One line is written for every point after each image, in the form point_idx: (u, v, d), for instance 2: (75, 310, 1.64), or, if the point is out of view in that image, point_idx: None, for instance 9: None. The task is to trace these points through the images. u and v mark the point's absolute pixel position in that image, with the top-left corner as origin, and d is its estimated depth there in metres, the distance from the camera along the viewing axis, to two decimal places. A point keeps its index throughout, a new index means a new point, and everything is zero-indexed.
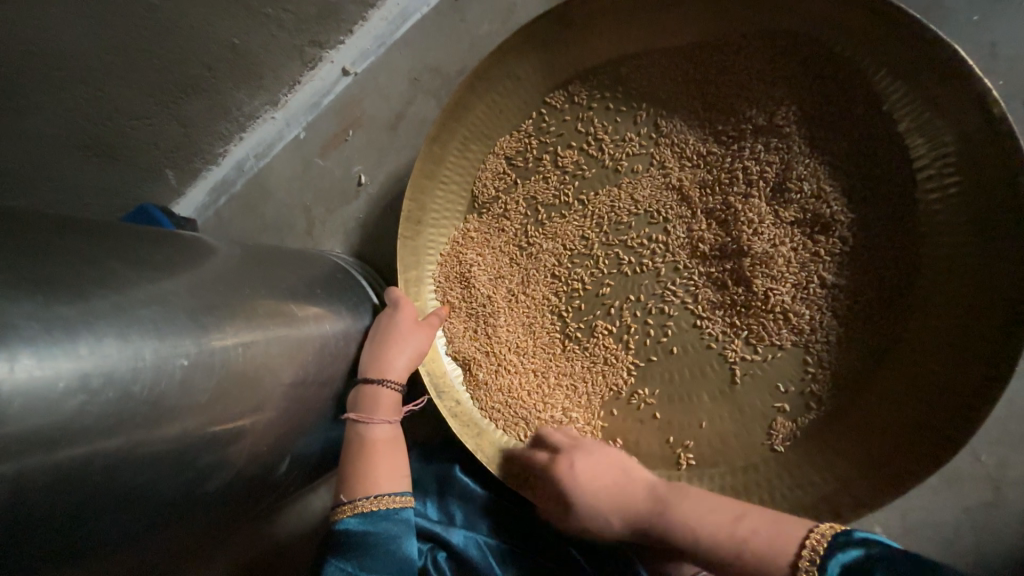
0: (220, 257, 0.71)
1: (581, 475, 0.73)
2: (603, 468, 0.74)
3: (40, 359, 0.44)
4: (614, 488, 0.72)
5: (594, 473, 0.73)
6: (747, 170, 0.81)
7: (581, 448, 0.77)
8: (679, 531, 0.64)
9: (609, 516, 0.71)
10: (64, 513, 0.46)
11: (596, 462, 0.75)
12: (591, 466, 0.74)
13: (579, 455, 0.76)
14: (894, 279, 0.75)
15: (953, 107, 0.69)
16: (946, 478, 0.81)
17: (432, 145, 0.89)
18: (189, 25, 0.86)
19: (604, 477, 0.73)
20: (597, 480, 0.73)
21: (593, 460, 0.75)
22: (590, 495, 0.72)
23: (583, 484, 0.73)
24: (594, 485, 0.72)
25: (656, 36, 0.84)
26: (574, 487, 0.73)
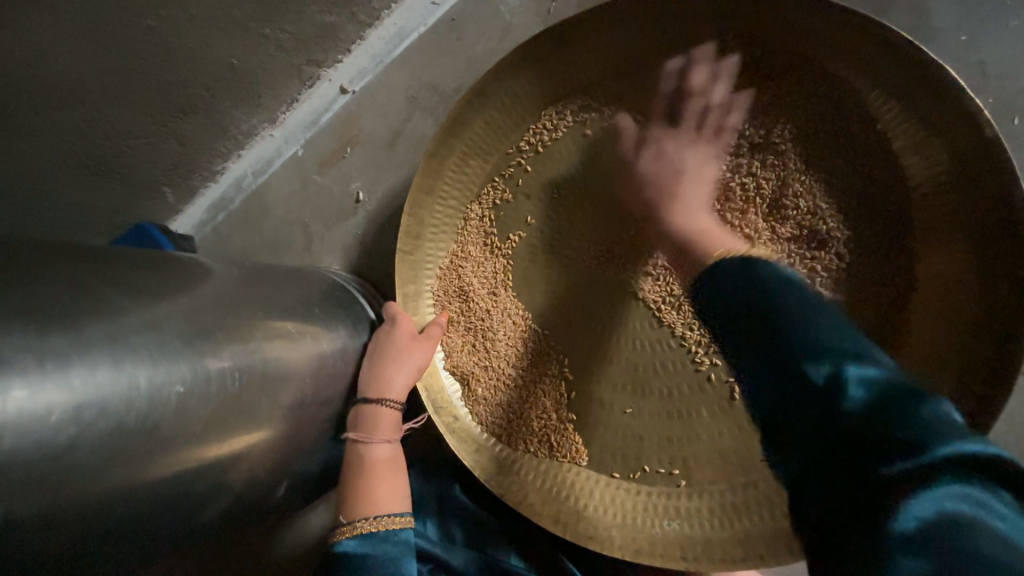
0: (217, 277, 0.71)
1: (641, 168, 0.85)
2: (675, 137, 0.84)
3: (31, 391, 0.43)
4: (676, 170, 0.83)
5: (653, 157, 0.84)
6: (743, 186, 0.81)
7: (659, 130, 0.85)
8: (675, 217, 0.83)
9: (634, 192, 0.86)
10: (56, 548, 0.45)
11: (660, 162, 0.84)
12: (650, 157, 0.85)
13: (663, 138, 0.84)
14: (893, 295, 0.75)
15: (947, 126, 0.71)
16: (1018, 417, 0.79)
17: (430, 160, 0.89)
18: (190, 46, 0.87)
19: (658, 161, 0.84)
20: (659, 175, 0.84)
21: (656, 160, 0.84)
22: (643, 168, 0.85)
23: (640, 164, 0.85)
24: (654, 174, 0.84)
25: (653, 56, 0.85)
26: (641, 166, 0.85)
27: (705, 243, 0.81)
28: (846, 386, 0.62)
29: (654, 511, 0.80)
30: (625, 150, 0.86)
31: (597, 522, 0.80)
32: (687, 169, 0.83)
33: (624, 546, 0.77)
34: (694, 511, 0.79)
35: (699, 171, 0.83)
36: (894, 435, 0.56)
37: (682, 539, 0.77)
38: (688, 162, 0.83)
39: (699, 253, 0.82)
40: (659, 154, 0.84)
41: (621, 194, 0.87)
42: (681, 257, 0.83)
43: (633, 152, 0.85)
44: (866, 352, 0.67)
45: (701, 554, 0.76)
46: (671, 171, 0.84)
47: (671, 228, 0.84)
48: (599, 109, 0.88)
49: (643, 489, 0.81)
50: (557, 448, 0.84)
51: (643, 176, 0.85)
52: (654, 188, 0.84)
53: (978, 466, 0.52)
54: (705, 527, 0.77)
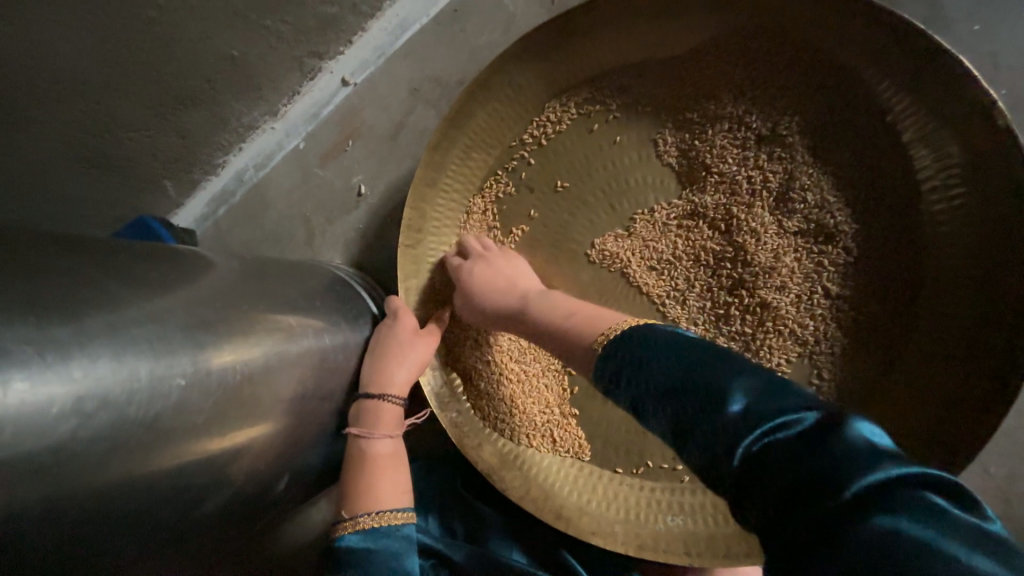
0: (218, 270, 0.71)
1: (479, 275, 0.82)
2: (496, 273, 0.82)
3: (33, 383, 0.43)
4: (508, 279, 0.80)
5: (496, 276, 0.82)
6: (749, 180, 0.80)
7: (481, 262, 0.84)
8: (532, 316, 0.74)
9: (495, 294, 0.80)
10: (57, 541, 0.45)
11: (492, 270, 0.82)
12: (490, 273, 0.82)
13: (480, 265, 0.84)
14: (899, 289, 0.75)
15: (958, 118, 0.69)
16: None
17: (433, 152, 0.88)
18: (190, 37, 0.86)
19: (511, 272, 0.82)
20: (486, 284, 0.81)
21: (507, 265, 0.83)
22: (485, 291, 0.81)
23: (474, 285, 0.82)
24: (482, 288, 0.81)
25: (658, 48, 0.84)
26: (477, 287, 0.81)
27: (570, 332, 0.64)
28: (771, 429, 0.40)
29: (657, 506, 0.80)
30: (466, 268, 0.84)
31: (599, 517, 0.80)
32: (483, 293, 0.81)
33: (627, 541, 0.77)
34: (697, 507, 0.78)
35: (506, 290, 0.79)
36: (837, 473, 0.36)
37: (685, 534, 0.77)
38: (515, 275, 0.81)
39: (575, 343, 0.63)
40: (486, 262, 0.83)
41: (478, 310, 0.82)
42: (567, 354, 0.63)
43: (462, 263, 0.85)
44: (790, 385, 0.44)
45: (704, 550, 0.75)
46: (500, 283, 0.81)
47: (541, 317, 0.72)
48: (463, 240, 0.90)
49: (646, 484, 0.81)
50: (560, 443, 0.84)
51: (484, 292, 0.81)
52: (486, 296, 0.80)
53: (906, 473, 0.35)
54: (708, 523, 0.77)
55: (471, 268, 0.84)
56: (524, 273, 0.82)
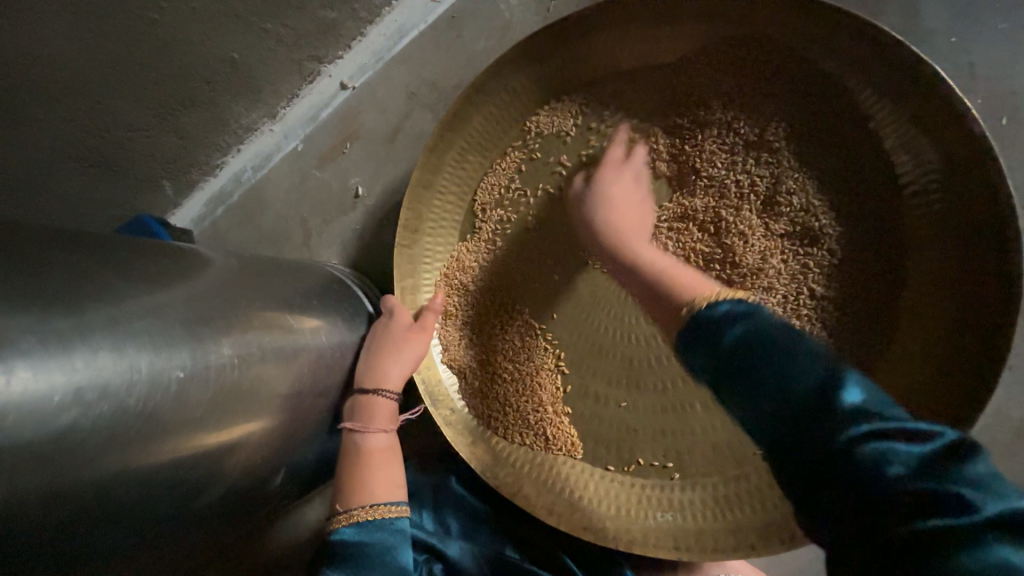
0: (216, 268, 0.72)
1: (609, 191, 0.85)
2: (625, 193, 0.85)
3: (35, 372, 0.44)
4: (617, 221, 0.82)
5: (620, 201, 0.84)
6: (737, 183, 0.83)
7: (619, 176, 0.85)
8: (637, 258, 0.78)
9: (613, 226, 0.82)
10: (53, 529, 0.46)
11: (624, 189, 0.85)
12: (621, 194, 0.84)
13: (613, 182, 0.85)
14: (882, 291, 0.77)
15: (935, 126, 0.72)
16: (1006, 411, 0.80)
17: (430, 155, 0.90)
18: (191, 39, 0.87)
19: (624, 206, 0.84)
20: (616, 201, 0.84)
21: (626, 191, 0.85)
22: (611, 208, 0.84)
23: (607, 202, 0.84)
24: (611, 200, 0.84)
25: (649, 55, 0.86)
26: (603, 203, 0.84)
27: (675, 290, 0.69)
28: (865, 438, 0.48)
29: (648, 502, 0.81)
30: (603, 176, 0.86)
31: (591, 512, 0.81)
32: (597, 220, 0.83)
33: (618, 536, 0.79)
34: (687, 502, 0.80)
35: (620, 214, 0.83)
36: (915, 501, 0.45)
37: (675, 529, 0.78)
38: (629, 207, 0.84)
39: (668, 303, 0.68)
40: (627, 178, 0.85)
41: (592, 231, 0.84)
42: (662, 301, 0.69)
43: (588, 185, 0.86)
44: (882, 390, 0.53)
45: (694, 544, 0.77)
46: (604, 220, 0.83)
47: (644, 270, 0.76)
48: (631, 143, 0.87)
49: (637, 481, 0.82)
50: (553, 440, 0.85)
51: (606, 206, 0.84)
52: (609, 212, 0.83)
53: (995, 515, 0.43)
54: (698, 518, 0.78)
55: (609, 178, 0.85)
56: (641, 212, 0.85)
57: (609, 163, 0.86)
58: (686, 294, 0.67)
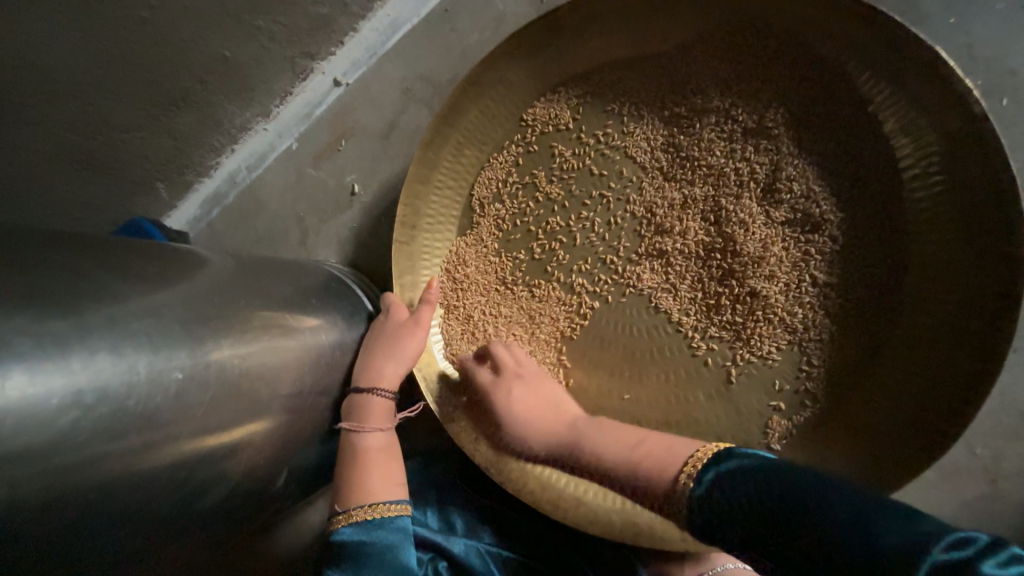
0: (214, 267, 0.71)
1: (513, 403, 0.78)
2: (545, 400, 0.78)
3: (32, 375, 0.43)
4: (558, 405, 0.77)
5: (534, 405, 0.78)
6: (736, 171, 0.82)
7: (538, 384, 0.80)
8: (599, 452, 0.66)
9: (524, 430, 0.76)
10: (53, 534, 0.45)
11: (541, 395, 0.79)
12: (534, 399, 0.78)
13: (521, 389, 0.79)
14: (884, 276, 0.76)
15: (936, 107, 0.71)
16: (1010, 396, 0.80)
17: (426, 150, 0.89)
18: (181, 37, 0.86)
19: (545, 404, 0.77)
20: (531, 411, 0.77)
21: (539, 393, 0.79)
22: (524, 419, 0.77)
23: (521, 412, 0.77)
24: (523, 410, 0.77)
25: (645, 43, 0.85)
26: (508, 413, 0.78)
27: (653, 475, 0.57)
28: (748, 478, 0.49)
29: None
30: (510, 381, 0.81)
31: (596, 506, 0.81)
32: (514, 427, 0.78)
33: (624, 529, 0.79)
34: None
35: (533, 415, 0.76)
36: None
37: None
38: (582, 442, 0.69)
39: (654, 487, 0.56)
40: (522, 379, 0.81)
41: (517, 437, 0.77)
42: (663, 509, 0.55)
43: (495, 381, 0.82)
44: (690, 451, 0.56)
45: None
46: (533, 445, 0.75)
47: (609, 454, 0.64)
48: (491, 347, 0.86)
49: None
50: None
51: (523, 418, 0.77)
52: (525, 422, 0.76)
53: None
54: None
55: (517, 389, 0.80)
56: (555, 399, 0.79)
57: (511, 369, 0.82)
58: (678, 464, 0.56)
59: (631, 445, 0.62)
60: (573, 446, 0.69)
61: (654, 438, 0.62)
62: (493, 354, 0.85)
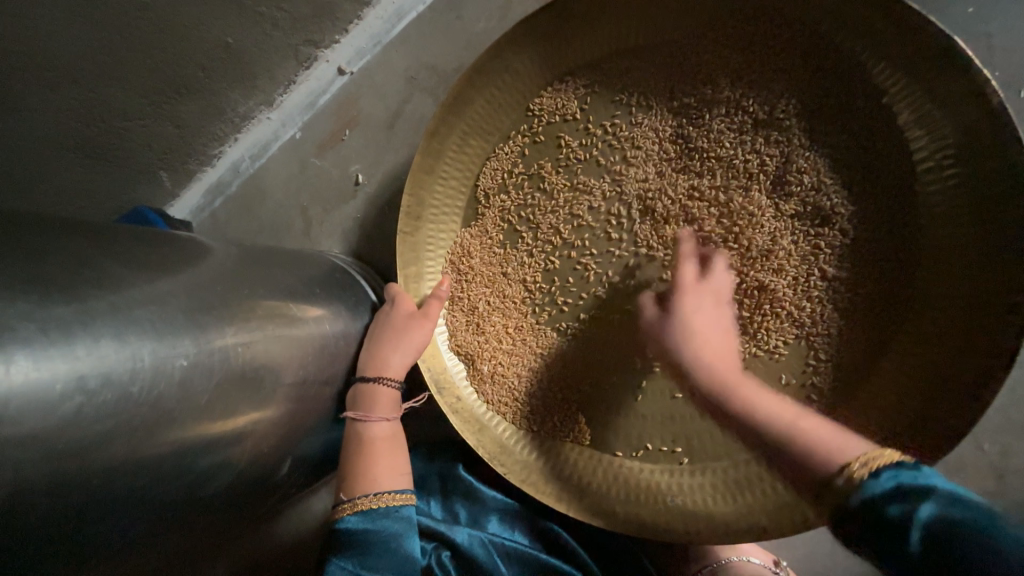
0: (218, 256, 0.70)
1: (690, 323, 0.73)
2: (710, 324, 0.74)
3: (36, 360, 0.43)
4: (702, 335, 0.72)
5: (705, 330, 0.73)
6: (746, 162, 0.81)
7: (703, 300, 0.75)
8: (746, 406, 0.65)
9: (704, 353, 0.70)
10: (60, 518, 0.45)
11: (706, 317, 0.74)
12: (704, 322, 0.73)
13: (695, 307, 0.75)
14: (894, 270, 0.76)
15: (951, 98, 0.70)
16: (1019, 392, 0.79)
17: (431, 140, 0.88)
18: (183, 23, 0.85)
19: (710, 338, 0.72)
20: (703, 337, 0.72)
21: (708, 317, 0.74)
22: (695, 340, 0.72)
23: (692, 331, 0.73)
24: (693, 330, 0.73)
25: (655, 32, 0.84)
26: (677, 322, 0.74)
27: (816, 451, 0.59)
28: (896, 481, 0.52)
29: (656, 487, 0.80)
30: (682, 298, 0.76)
31: (600, 497, 0.81)
32: (677, 348, 0.72)
33: (628, 521, 0.79)
34: (696, 487, 0.79)
35: (688, 336, 0.72)
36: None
37: (685, 514, 0.78)
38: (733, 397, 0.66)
39: (819, 468, 0.57)
40: (708, 305, 0.75)
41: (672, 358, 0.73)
42: (782, 455, 0.61)
43: (666, 314, 0.76)
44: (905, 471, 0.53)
45: (702, 528, 0.76)
46: (682, 359, 0.71)
47: (769, 409, 0.64)
48: (679, 238, 0.82)
49: (645, 467, 0.81)
50: (559, 428, 0.85)
51: (693, 338, 0.72)
52: (694, 346, 0.71)
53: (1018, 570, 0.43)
54: (707, 503, 0.77)
55: (689, 304, 0.75)
56: (719, 331, 0.74)
57: (683, 287, 0.77)
58: (832, 458, 0.57)
59: (772, 406, 0.65)
60: (716, 388, 0.67)
61: (812, 420, 0.63)
62: (687, 256, 0.79)
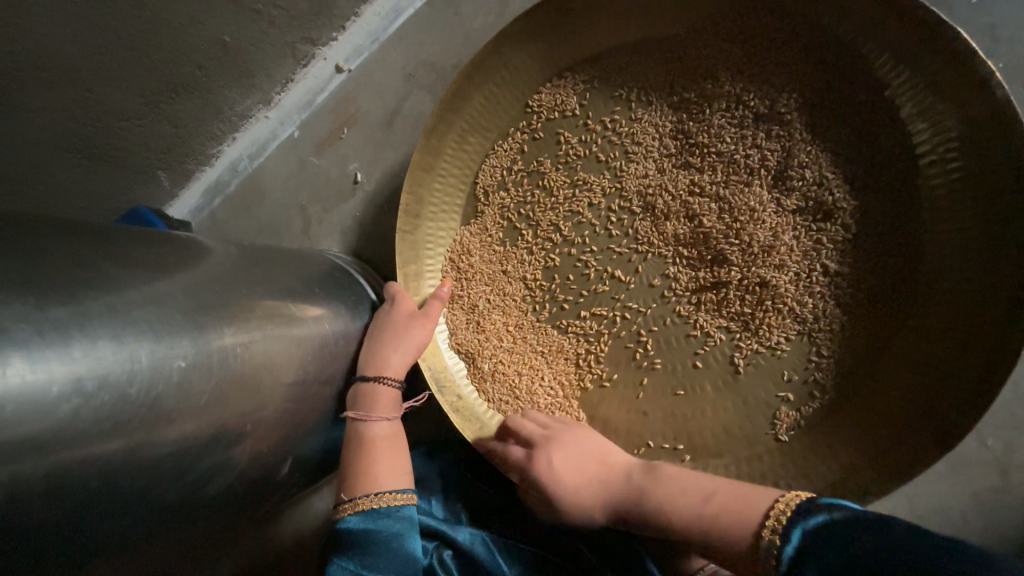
0: (216, 256, 0.70)
1: (556, 467, 0.75)
2: (573, 454, 0.76)
3: (33, 362, 0.43)
4: (604, 464, 0.74)
5: (574, 466, 0.75)
6: (746, 158, 0.80)
7: (557, 441, 0.77)
8: (658, 512, 0.65)
9: (579, 488, 0.73)
10: (59, 520, 0.45)
11: (568, 453, 0.76)
12: (567, 459, 0.75)
13: (556, 448, 0.76)
14: (896, 265, 0.75)
15: (955, 91, 0.69)
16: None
17: (430, 137, 0.88)
18: (179, 22, 0.85)
19: (579, 469, 0.74)
20: (574, 471, 0.74)
21: (570, 445, 0.77)
22: (569, 484, 0.74)
23: (564, 476, 0.74)
24: (566, 477, 0.74)
25: (654, 26, 0.83)
26: (554, 475, 0.74)
27: (722, 527, 0.59)
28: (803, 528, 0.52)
29: None
30: (538, 451, 0.77)
31: None
32: (574, 488, 0.73)
33: None
34: None
35: (587, 482, 0.73)
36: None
37: None
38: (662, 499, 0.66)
39: (731, 542, 0.58)
40: (556, 444, 0.77)
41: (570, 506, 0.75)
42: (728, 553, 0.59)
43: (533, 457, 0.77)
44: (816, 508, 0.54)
45: None
46: (584, 494, 0.73)
47: (678, 505, 0.64)
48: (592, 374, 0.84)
49: None
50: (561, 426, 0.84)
51: (569, 485, 0.74)
52: (579, 490, 0.73)
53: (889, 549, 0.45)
54: None
55: (550, 448, 0.76)
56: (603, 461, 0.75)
57: (540, 436, 0.78)
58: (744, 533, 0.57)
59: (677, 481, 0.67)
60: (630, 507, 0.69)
61: (723, 489, 0.63)
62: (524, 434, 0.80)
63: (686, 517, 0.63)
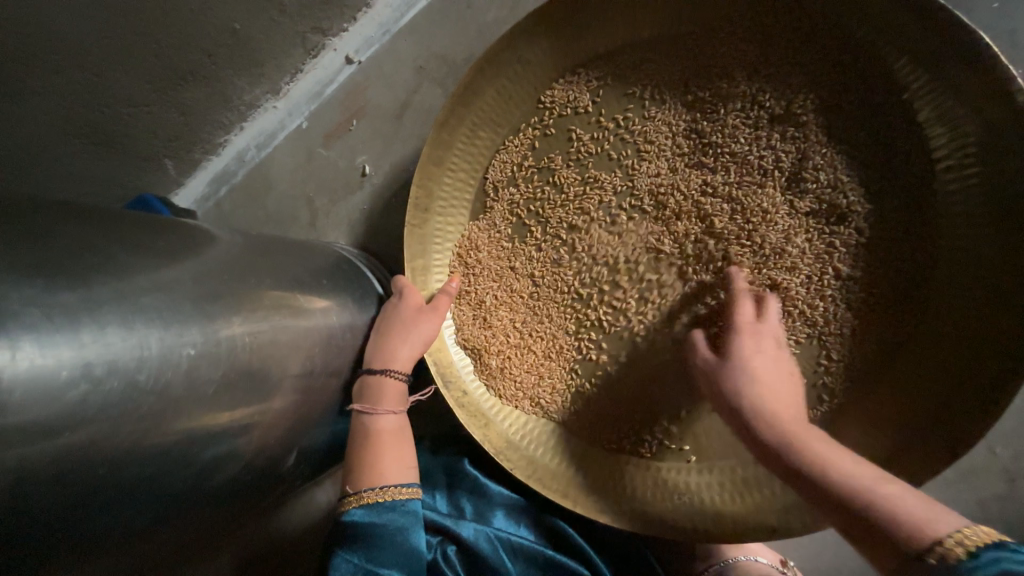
0: (224, 245, 0.69)
1: (749, 366, 0.69)
2: (772, 364, 0.70)
3: (42, 347, 0.42)
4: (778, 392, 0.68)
5: (768, 374, 0.69)
6: (761, 159, 0.79)
7: (762, 341, 0.72)
8: (829, 460, 0.59)
9: (761, 394, 0.67)
10: (65, 506, 0.44)
11: (766, 358, 0.70)
12: (767, 364, 0.70)
13: (758, 349, 0.71)
14: (909, 270, 0.75)
15: (974, 96, 0.69)
16: None
17: (441, 131, 0.87)
18: (190, 8, 0.84)
19: (774, 385, 0.68)
20: (767, 381, 0.68)
21: (770, 358, 0.70)
22: (752, 384, 0.68)
23: (752, 376, 0.68)
24: (759, 378, 0.68)
25: (670, 24, 0.82)
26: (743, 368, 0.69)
27: (890, 516, 0.53)
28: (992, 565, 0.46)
29: (663, 484, 0.80)
30: (739, 342, 0.72)
31: (606, 494, 0.80)
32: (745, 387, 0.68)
33: (634, 517, 0.78)
34: (704, 485, 0.78)
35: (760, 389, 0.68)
36: None
37: (693, 511, 0.77)
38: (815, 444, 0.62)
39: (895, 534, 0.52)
40: (759, 348, 0.71)
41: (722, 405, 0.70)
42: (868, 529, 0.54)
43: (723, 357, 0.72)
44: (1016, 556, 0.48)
45: (710, 527, 0.75)
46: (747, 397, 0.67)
47: (846, 462, 0.59)
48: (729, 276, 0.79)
49: (652, 464, 0.81)
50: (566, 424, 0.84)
51: (756, 385, 0.68)
52: (760, 393, 0.67)
53: None
54: (715, 502, 0.77)
55: (747, 346, 0.71)
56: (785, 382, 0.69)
57: (744, 325, 0.73)
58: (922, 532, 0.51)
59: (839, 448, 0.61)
60: (797, 436, 0.62)
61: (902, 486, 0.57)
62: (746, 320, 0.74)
63: (839, 471, 0.58)
